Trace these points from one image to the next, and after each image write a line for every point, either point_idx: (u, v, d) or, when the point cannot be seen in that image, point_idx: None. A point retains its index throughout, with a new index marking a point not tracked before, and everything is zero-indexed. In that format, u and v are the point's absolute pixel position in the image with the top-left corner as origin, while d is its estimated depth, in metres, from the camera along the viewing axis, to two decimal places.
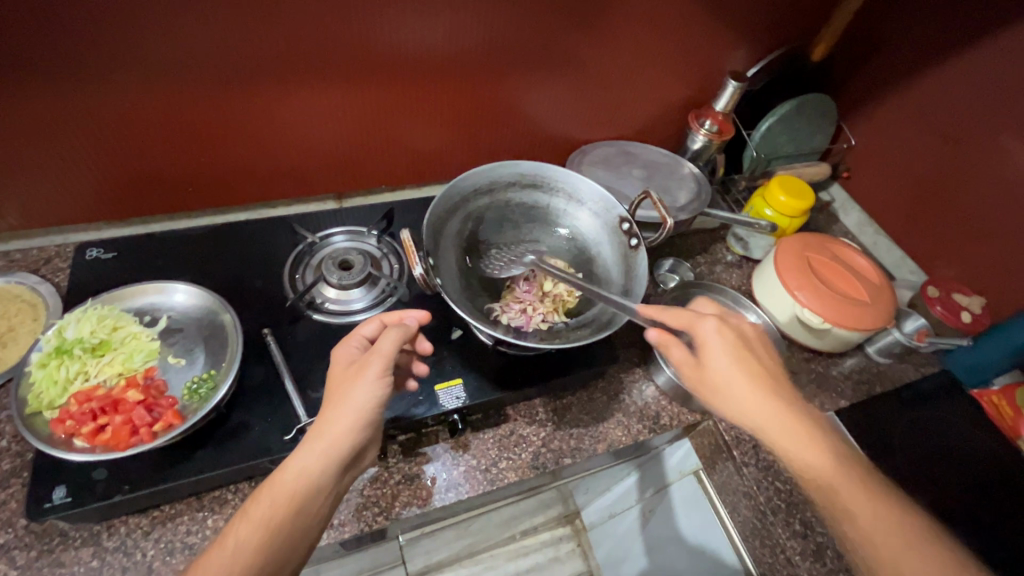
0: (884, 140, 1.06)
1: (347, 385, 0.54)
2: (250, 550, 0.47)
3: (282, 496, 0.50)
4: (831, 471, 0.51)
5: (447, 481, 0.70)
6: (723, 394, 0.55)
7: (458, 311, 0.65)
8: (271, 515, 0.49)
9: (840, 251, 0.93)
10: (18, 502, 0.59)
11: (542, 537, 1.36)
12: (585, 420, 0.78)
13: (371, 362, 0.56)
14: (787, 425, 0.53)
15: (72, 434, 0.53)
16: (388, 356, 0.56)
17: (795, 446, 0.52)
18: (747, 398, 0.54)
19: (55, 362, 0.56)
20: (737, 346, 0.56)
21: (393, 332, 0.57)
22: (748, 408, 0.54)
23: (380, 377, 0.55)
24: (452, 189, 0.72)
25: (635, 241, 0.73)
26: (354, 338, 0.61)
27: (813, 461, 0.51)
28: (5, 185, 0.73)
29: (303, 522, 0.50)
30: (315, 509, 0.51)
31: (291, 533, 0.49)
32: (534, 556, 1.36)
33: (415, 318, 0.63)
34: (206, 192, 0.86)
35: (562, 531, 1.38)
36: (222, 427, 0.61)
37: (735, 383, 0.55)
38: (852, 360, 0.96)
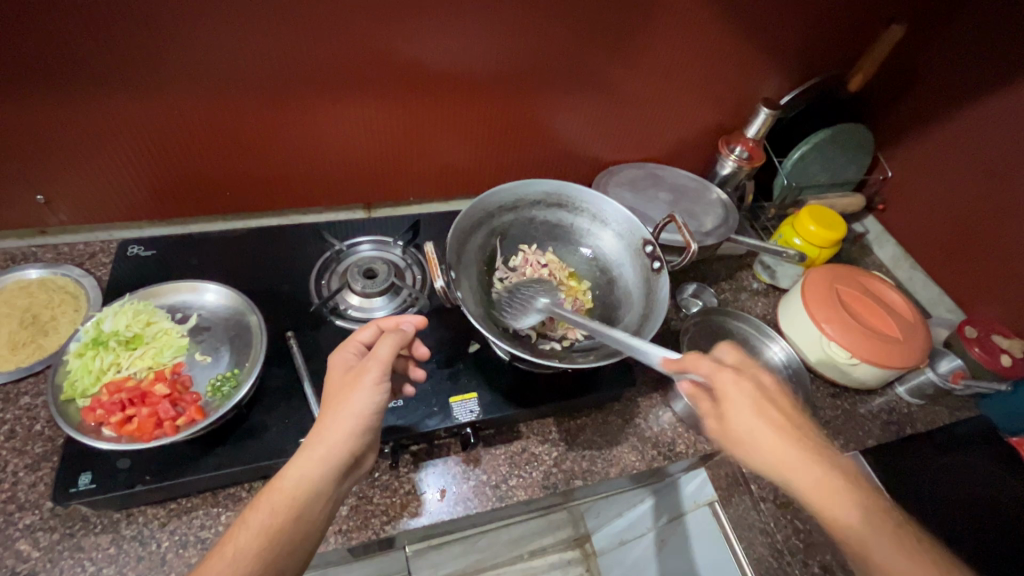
0: (923, 172, 1.03)
1: (346, 391, 0.55)
2: (249, 558, 0.47)
3: (284, 500, 0.50)
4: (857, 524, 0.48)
5: (456, 495, 0.70)
6: (743, 447, 0.53)
7: (476, 324, 0.64)
8: (272, 520, 0.49)
9: (870, 284, 0.90)
10: (45, 485, 0.62)
11: (551, 560, 1.35)
12: (599, 443, 0.77)
13: (370, 367, 0.56)
14: (812, 483, 0.49)
15: (101, 422, 0.55)
16: (386, 361, 0.56)
17: (815, 491, 0.49)
18: (765, 447, 0.51)
19: (91, 352, 0.59)
20: (758, 397, 0.53)
21: (390, 337, 0.58)
22: (771, 458, 0.51)
23: (379, 383, 0.55)
24: (479, 205, 0.73)
25: (658, 264, 0.72)
26: (351, 344, 0.61)
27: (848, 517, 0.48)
28: (57, 183, 0.77)
29: (301, 526, 0.50)
30: (317, 513, 0.52)
31: (290, 538, 0.50)
32: None
33: (411, 322, 0.62)
34: (242, 196, 0.89)
35: (571, 554, 1.36)
36: (240, 426, 0.63)
37: (758, 433, 0.52)
38: (881, 399, 0.92)
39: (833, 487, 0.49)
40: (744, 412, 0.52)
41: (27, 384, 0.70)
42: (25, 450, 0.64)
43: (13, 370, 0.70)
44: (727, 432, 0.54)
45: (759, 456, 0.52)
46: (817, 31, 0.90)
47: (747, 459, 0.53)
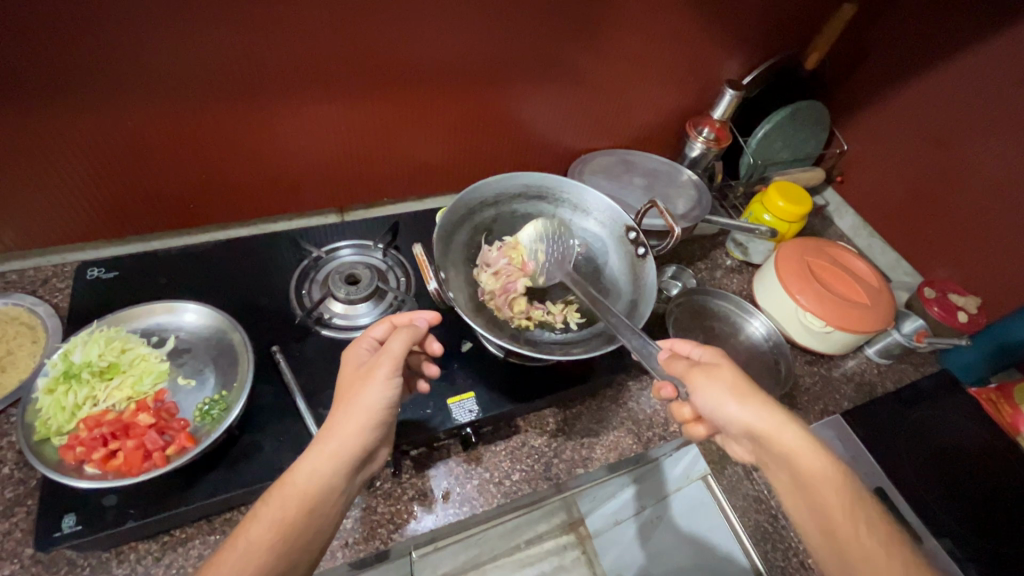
0: (877, 143, 1.08)
1: (357, 386, 0.54)
2: (261, 552, 0.47)
3: (299, 496, 0.49)
4: (836, 487, 0.50)
5: (461, 495, 0.69)
6: (721, 399, 0.55)
7: (471, 323, 0.64)
8: (284, 515, 0.48)
9: (839, 254, 0.94)
10: (22, 531, 0.59)
11: (545, 546, 1.41)
12: (595, 429, 0.79)
13: (381, 362, 0.55)
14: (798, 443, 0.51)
15: (82, 460, 0.51)
16: (398, 358, 0.55)
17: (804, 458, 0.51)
18: (746, 404, 0.54)
19: (62, 387, 0.54)
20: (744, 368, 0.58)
21: (404, 332, 0.56)
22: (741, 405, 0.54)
23: (391, 378, 0.54)
24: (462, 202, 0.73)
25: (643, 250, 0.73)
26: (364, 339, 0.60)
27: (821, 481, 0.50)
28: (1, 206, 0.71)
29: (313, 522, 0.49)
30: (327, 511, 0.51)
31: (300, 536, 0.48)
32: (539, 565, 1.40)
33: (425, 319, 0.61)
34: (206, 207, 0.85)
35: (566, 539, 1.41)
36: (233, 449, 0.60)
37: (730, 382, 0.56)
38: (853, 360, 0.97)
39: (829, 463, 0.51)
40: (730, 372, 0.57)
41: None
42: None
43: None
44: (708, 385, 0.56)
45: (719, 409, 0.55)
46: (774, 12, 0.93)
47: (718, 408, 0.55)
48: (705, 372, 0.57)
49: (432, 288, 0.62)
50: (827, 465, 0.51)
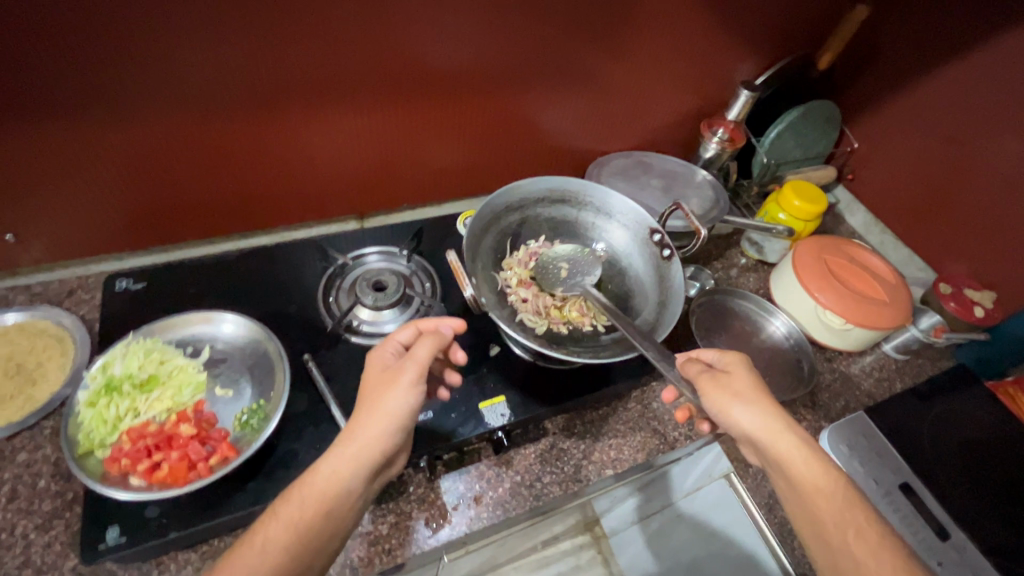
0: (889, 141, 1.09)
1: (384, 389, 0.54)
2: (277, 551, 0.47)
3: (318, 499, 0.49)
4: (838, 495, 0.52)
5: (494, 499, 0.70)
6: (735, 402, 0.57)
7: (503, 327, 0.64)
8: (300, 518, 0.48)
9: (855, 252, 0.95)
10: (62, 544, 0.59)
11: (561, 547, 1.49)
12: (623, 430, 0.79)
13: (408, 368, 0.55)
14: (805, 449, 0.54)
15: (127, 472, 0.52)
16: (423, 364, 0.56)
17: (808, 459, 0.54)
18: (756, 409, 0.56)
19: (104, 399, 0.54)
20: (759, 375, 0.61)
21: (430, 339, 0.57)
22: (755, 412, 0.56)
23: (415, 385, 0.54)
24: (489, 207, 0.73)
25: (668, 252, 0.73)
26: (389, 343, 0.61)
27: (822, 481, 0.53)
28: (29, 219, 0.71)
29: (326, 524, 0.49)
30: (343, 513, 0.51)
31: (314, 539, 0.48)
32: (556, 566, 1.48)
33: (450, 326, 0.62)
34: (228, 216, 0.85)
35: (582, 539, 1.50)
36: (270, 458, 0.61)
37: (746, 390, 0.58)
38: (870, 356, 0.98)
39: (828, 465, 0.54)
40: (743, 379, 0.59)
41: (22, 439, 0.65)
42: (34, 509, 0.61)
43: (4, 427, 0.65)
44: (722, 389, 0.58)
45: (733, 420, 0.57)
46: (788, 13, 0.94)
47: (729, 412, 0.57)
48: (721, 377, 0.59)
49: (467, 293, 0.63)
50: (828, 473, 0.53)
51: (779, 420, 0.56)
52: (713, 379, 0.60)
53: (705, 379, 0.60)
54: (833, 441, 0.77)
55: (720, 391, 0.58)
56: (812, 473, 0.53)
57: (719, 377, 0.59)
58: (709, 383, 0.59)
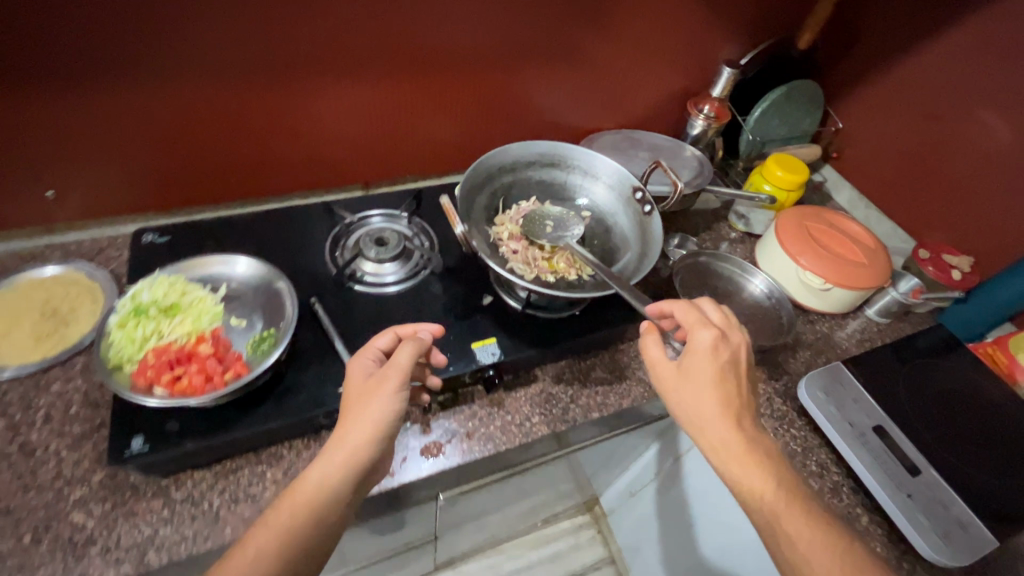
0: (871, 119, 1.14)
1: (367, 397, 0.57)
2: (269, 557, 0.49)
3: (303, 505, 0.52)
4: (771, 492, 0.54)
5: (485, 434, 0.75)
6: (680, 394, 0.60)
7: (491, 266, 0.70)
8: (291, 522, 0.51)
9: (835, 219, 1.00)
10: (91, 461, 0.65)
11: (562, 526, 1.56)
12: (609, 378, 0.84)
13: (389, 375, 0.58)
14: (741, 450, 0.56)
15: (152, 383, 0.57)
16: (405, 369, 0.59)
17: (743, 461, 0.55)
18: (699, 402, 0.58)
19: (132, 321, 0.60)
20: (721, 370, 0.60)
21: (409, 345, 0.60)
22: (699, 409, 0.58)
23: (399, 391, 0.58)
24: (482, 165, 0.79)
25: (649, 207, 0.79)
26: (370, 351, 0.63)
27: (753, 482, 0.54)
28: (66, 178, 0.79)
29: (316, 529, 0.52)
30: (330, 520, 0.52)
31: (303, 545, 0.51)
32: (556, 544, 1.53)
33: (428, 330, 0.67)
34: (243, 182, 0.91)
35: (582, 518, 1.57)
36: (278, 385, 0.66)
37: (695, 386, 0.59)
38: (854, 322, 1.01)
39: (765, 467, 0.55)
40: (698, 372, 0.60)
41: (56, 372, 0.72)
42: (65, 430, 0.67)
43: (40, 361, 0.72)
44: (671, 377, 0.61)
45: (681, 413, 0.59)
46: None
47: (675, 400, 0.60)
48: (673, 368, 0.61)
49: (458, 231, 0.69)
50: (764, 477, 0.55)
51: (719, 420, 0.57)
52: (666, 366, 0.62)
53: (659, 365, 0.62)
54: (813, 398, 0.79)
55: (667, 379, 0.61)
56: (744, 473, 0.55)
57: (670, 367, 0.61)
58: (665, 367, 0.62)
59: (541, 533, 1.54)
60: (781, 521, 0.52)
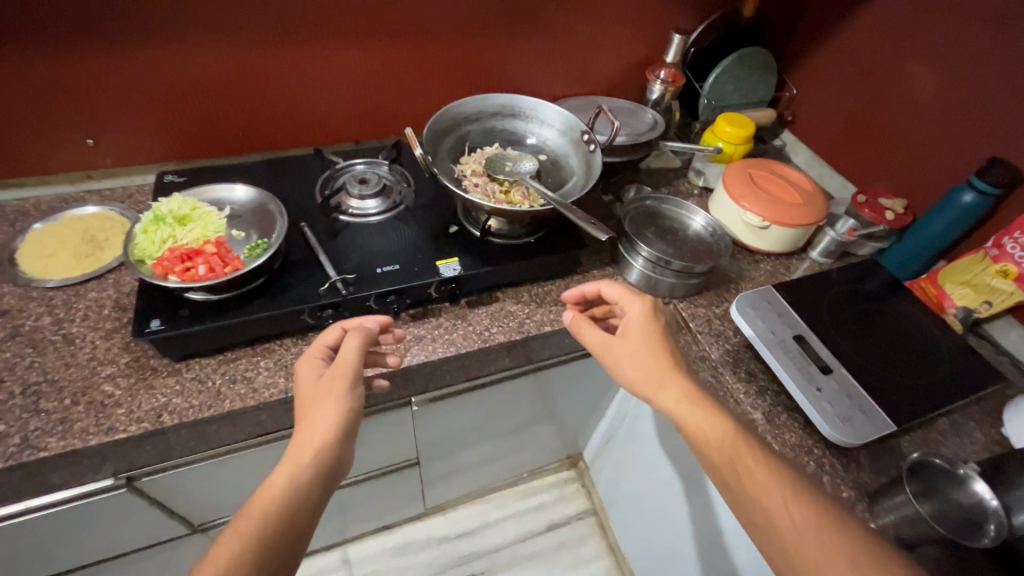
0: (820, 83, 1.23)
1: (324, 395, 0.65)
2: (249, 559, 0.53)
3: (269, 509, 0.56)
4: (730, 438, 0.61)
5: (448, 339, 0.87)
6: (629, 365, 0.70)
7: (450, 188, 0.82)
8: (265, 523, 0.55)
9: (778, 168, 1.09)
10: (119, 348, 0.79)
11: (549, 480, 1.66)
12: (563, 301, 0.95)
13: (341, 367, 0.68)
14: (692, 403, 0.64)
15: (167, 272, 0.72)
16: (355, 359, 0.69)
17: (695, 415, 0.64)
18: (643, 365, 0.69)
19: (152, 227, 0.75)
20: (658, 343, 0.71)
21: (355, 336, 0.70)
22: (647, 376, 0.68)
23: (353, 382, 0.67)
24: (448, 111, 0.92)
25: (593, 146, 0.91)
26: (316, 350, 0.72)
27: (711, 430, 0.62)
28: (105, 127, 0.95)
29: (292, 521, 0.57)
30: (306, 510, 0.58)
31: (282, 537, 0.56)
32: (542, 496, 1.63)
33: (374, 320, 0.76)
34: (250, 137, 1.06)
35: (567, 473, 1.68)
36: (271, 286, 0.80)
37: (641, 357, 0.70)
38: (800, 263, 1.09)
39: (719, 416, 0.63)
40: (639, 342, 0.71)
41: (93, 284, 0.87)
42: (100, 325, 0.82)
43: (81, 274, 0.87)
44: (621, 353, 0.72)
45: (628, 376, 0.70)
46: None
47: (626, 373, 0.70)
48: (620, 345, 0.72)
49: (417, 151, 0.78)
50: (719, 423, 0.63)
51: (667, 380, 0.67)
52: (613, 345, 0.73)
53: (608, 348, 0.73)
54: (745, 317, 0.88)
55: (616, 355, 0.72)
56: (699, 422, 0.63)
57: (616, 345, 0.73)
58: (605, 342, 0.74)
59: (527, 484, 1.63)
60: (740, 456, 0.60)
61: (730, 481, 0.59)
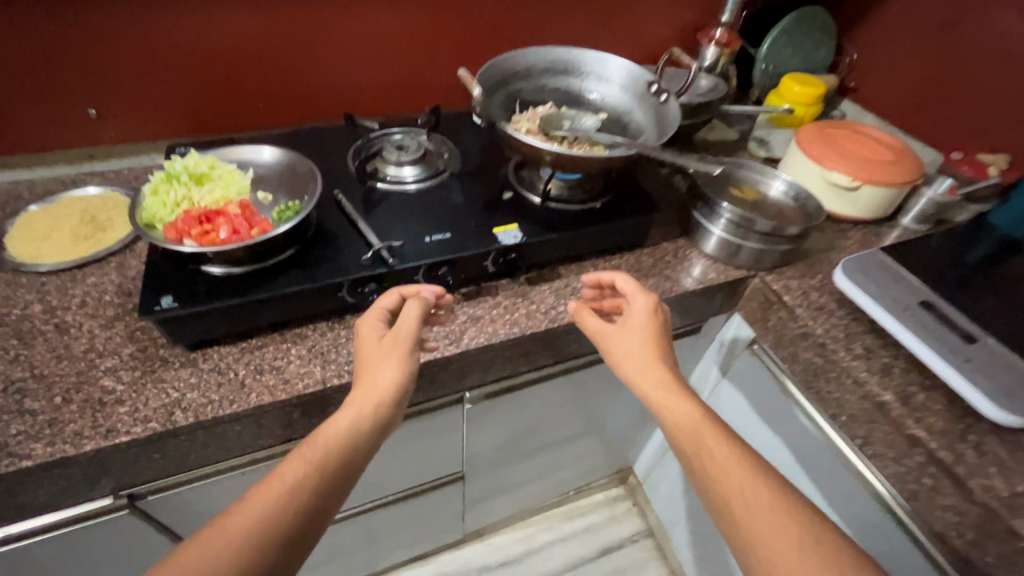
0: (885, 44, 1.14)
1: (383, 359, 0.56)
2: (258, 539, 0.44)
3: (298, 485, 0.47)
4: (715, 444, 0.53)
5: (510, 319, 0.73)
6: (622, 355, 0.61)
7: (513, 138, 0.70)
8: (286, 502, 0.46)
9: (856, 127, 0.98)
10: (122, 337, 0.66)
11: (596, 498, 1.49)
12: (636, 276, 0.82)
13: (402, 333, 0.58)
14: (679, 404, 0.56)
15: (183, 237, 0.60)
16: (415, 328, 0.59)
17: (682, 415, 0.55)
18: (636, 357, 0.60)
19: (163, 188, 0.63)
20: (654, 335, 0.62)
21: (417, 304, 0.61)
22: (638, 368, 0.59)
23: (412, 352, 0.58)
24: (497, 63, 0.81)
25: (665, 95, 0.80)
26: (374, 312, 0.62)
27: (693, 434, 0.54)
28: (109, 94, 0.83)
29: (313, 504, 0.47)
30: (332, 493, 0.48)
31: (299, 520, 0.46)
32: (590, 517, 1.46)
33: (432, 292, 0.65)
34: (269, 108, 0.95)
35: (616, 491, 1.51)
36: (304, 258, 0.67)
37: (631, 347, 0.61)
38: (891, 232, 0.97)
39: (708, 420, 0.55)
40: (637, 331, 0.62)
41: (92, 268, 0.74)
42: (100, 313, 0.69)
43: (79, 257, 0.74)
44: (618, 340, 0.62)
45: (620, 370, 0.61)
46: None
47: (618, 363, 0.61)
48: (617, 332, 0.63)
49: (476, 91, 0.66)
50: (709, 427, 0.54)
51: (656, 376, 0.58)
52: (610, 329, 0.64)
53: (603, 331, 0.64)
54: (853, 280, 0.76)
55: (614, 338, 0.63)
56: (682, 425, 0.54)
57: (611, 333, 0.63)
58: (606, 330, 0.64)
59: (572, 504, 1.47)
60: (722, 464, 0.52)
61: (709, 485, 0.51)
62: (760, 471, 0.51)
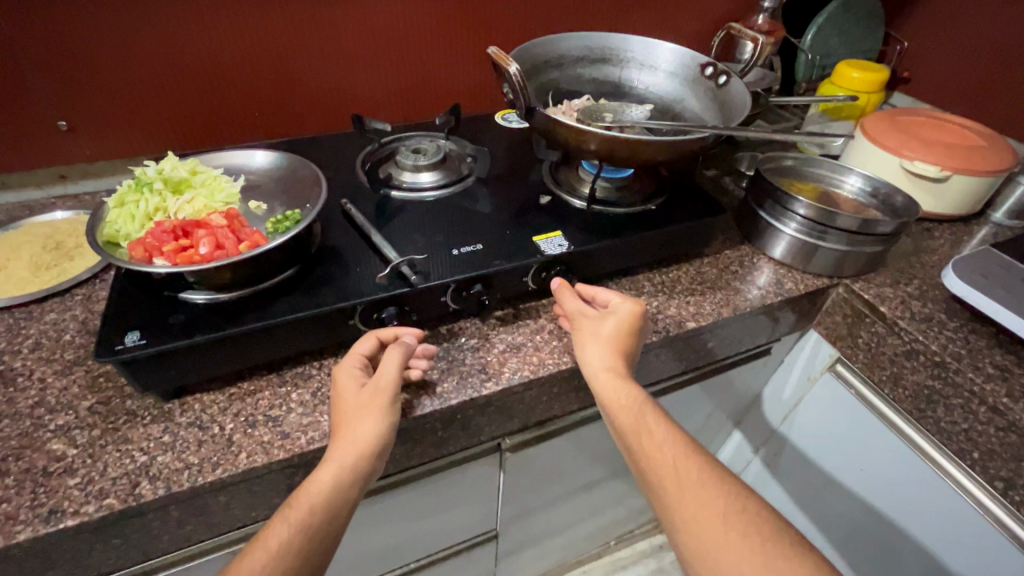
0: (941, 28, 1.04)
1: (354, 416, 0.46)
2: None
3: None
4: (676, 463, 0.45)
5: (560, 346, 0.60)
6: (592, 348, 0.53)
7: (556, 121, 0.58)
8: None
9: (930, 114, 0.86)
10: (80, 387, 0.53)
11: (639, 548, 1.32)
12: (700, 289, 0.69)
13: (381, 386, 0.47)
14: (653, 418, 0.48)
15: (152, 255, 0.48)
16: (393, 381, 0.48)
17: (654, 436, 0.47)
18: (608, 354, 0.52)
19: (132, 198, 0.52)
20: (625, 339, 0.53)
21: (397, 353, 0.50)
22: (606, 371, 0.51)
23: (389, 412, 0.46)
24: (527, 50, 0.70)
25: (726, 77, 0.69)
26: (353, 358, 0.51)
27: (654, 453, 0.46)
28: (77, 106, 0.70)
29: None
30: None
31: None
32: (633, 570, 1.28)
33: (412, 335, 0.54)
34: (266, 117, 0.82)
35: (660, 538, 1.33)
36: (307, 278, 0.55)
37: (599, 345, 0.53)
38: (982, 230, 0.84)
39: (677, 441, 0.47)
40: (610, 325, 0.54)
41: (52, 304, 0.62)
42: (55, 357, 0.56)
43: (36, 290, 0.62)
44: (585, 334, 0.54)
45: (583, 358, 0.53)
46: None
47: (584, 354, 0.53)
48: (589, 322, 0.55)
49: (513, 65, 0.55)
50: (675, 445, 0.46)
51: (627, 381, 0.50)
52: (581, 319, 0.56)
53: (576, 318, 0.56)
54: (966, 283, 0.64)
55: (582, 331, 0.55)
56: (651, 441, 0.47)
57: (581, 325, 0.55)
58: (583, 316, 0.56)
59: (612, 556, 1.29)
60: (681, 488, 0.43)
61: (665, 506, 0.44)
62: (756, 508, 0.43)
